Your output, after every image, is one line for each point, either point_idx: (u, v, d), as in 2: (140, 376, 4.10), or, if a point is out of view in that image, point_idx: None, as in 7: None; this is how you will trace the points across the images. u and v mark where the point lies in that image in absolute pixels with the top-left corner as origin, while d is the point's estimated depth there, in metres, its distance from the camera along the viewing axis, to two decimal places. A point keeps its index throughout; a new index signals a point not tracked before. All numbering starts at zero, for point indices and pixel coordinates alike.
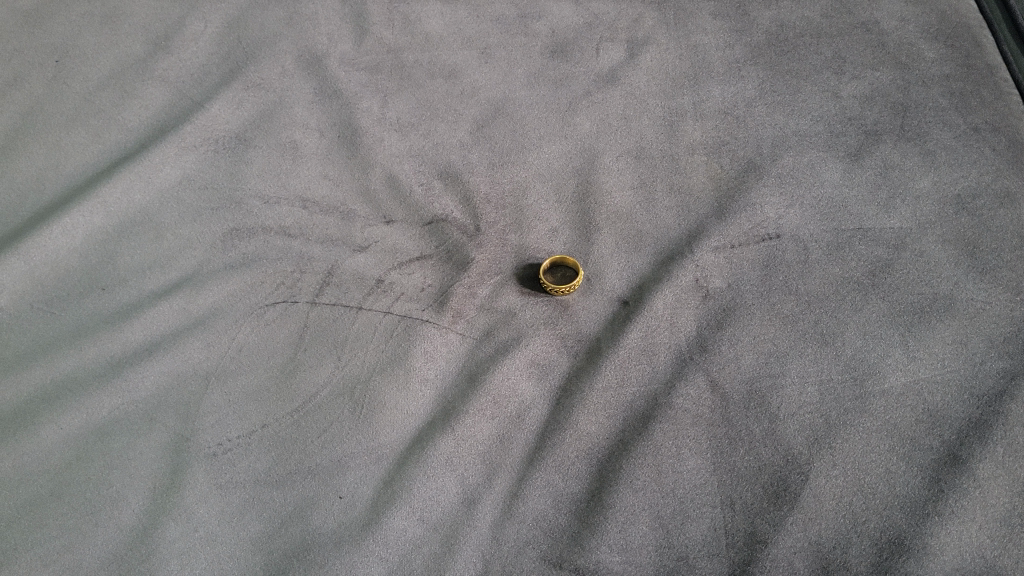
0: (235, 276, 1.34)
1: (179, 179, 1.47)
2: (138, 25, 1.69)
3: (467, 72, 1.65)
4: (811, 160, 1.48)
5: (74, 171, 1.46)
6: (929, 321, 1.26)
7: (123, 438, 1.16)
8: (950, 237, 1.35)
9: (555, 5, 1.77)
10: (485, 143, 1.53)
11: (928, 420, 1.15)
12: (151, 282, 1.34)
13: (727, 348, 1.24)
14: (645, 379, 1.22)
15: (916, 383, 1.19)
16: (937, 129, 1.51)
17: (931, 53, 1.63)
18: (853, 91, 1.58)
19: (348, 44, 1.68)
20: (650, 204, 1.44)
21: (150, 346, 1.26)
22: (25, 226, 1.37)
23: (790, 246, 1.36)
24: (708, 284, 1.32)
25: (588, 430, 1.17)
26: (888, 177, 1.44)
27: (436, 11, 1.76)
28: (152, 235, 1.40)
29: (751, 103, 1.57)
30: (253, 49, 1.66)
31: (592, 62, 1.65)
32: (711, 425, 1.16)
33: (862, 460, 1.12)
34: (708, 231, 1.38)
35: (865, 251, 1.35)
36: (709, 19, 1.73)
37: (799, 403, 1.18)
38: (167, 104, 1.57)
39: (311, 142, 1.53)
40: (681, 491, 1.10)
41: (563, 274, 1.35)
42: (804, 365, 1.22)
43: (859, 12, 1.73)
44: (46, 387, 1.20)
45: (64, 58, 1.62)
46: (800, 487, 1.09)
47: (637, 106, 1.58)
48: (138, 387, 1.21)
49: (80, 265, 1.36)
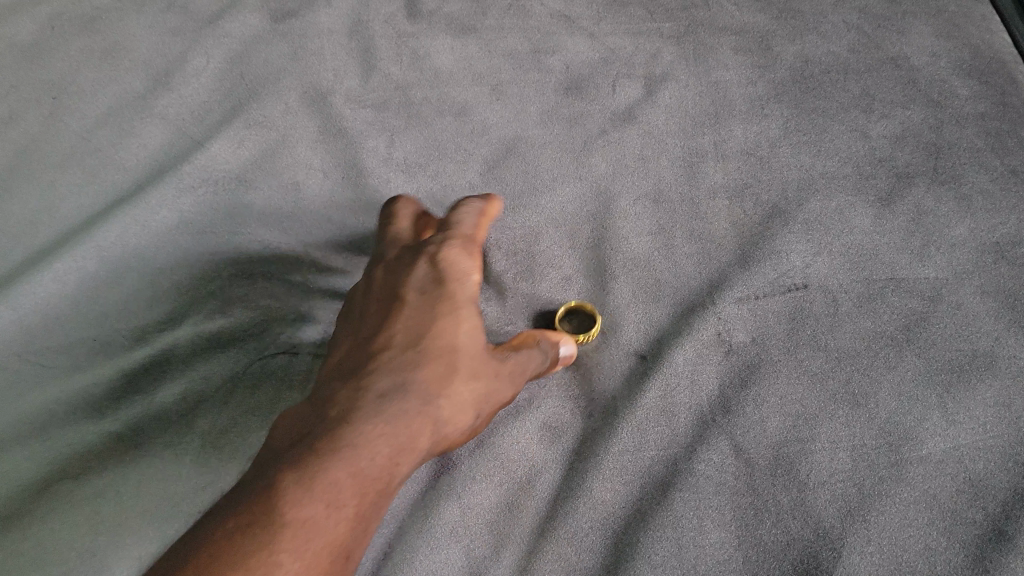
0: (231, 326, 1.29)
1: (177, 222, 1.40)
2: (139, 61, 1.62)
3: (477, 110, 1.59)
4: (840, 204, 1.40)
5: (70, 212, 1.40)
6: (968, 381, 1.18)
7: (111, 502, 1.11)
8: (989, 288, 1.27)
9: (569, 39, 1.70)
10: (496, 185, 1.47)
11: (970, 491, 1.08)
12: (145, 332, 1.29)
13: (752, 409, 1.17)
14: (663, 442, 1.14)
15: (956, 449, 1.11)
16: (973, 171, 1.43)
17: (965, 90, 1.55)
18: (882, 130, 1.50)
19: (355, 81, 1.62)
20: (669, 251, 1.36)
21: (141, 403, 1.21)
22: (15, 273, 1.31)
23: (818, 298, 1.28)
24: (732, 338, 1.24)
25: (603, 498, 1.10)
26: (922, 223, 1.36)
27: (446, 45, 1.69)
28: (149, 283, 1.34)
29: (775, 143, 1.50)
30: (256, 86, 1.60)
31: (608, 100, 1.59)
32: (735, 494, 1.09)
33: (900, 535, 1.04)
34: (731, 281, 1.31)
35: (899, 303, 1.26)
36: (730, 53, 1.66)
37: (828, 471, 1.10)
38: (166, 142, 1.51)
39: (314, 184, 1.48)
40: (702, 569, 1.02)
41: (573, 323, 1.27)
42: (835, 428, 1.14)
43: (887, 46, 1.65)
44: (34, 449, 1.15)
45: (62, 94, 1.56)
46: (832, 565, 1.02)
47: (656, 146, 1.51)
48: (130, 449, 1.16)
49: (72, 314, 1.29)
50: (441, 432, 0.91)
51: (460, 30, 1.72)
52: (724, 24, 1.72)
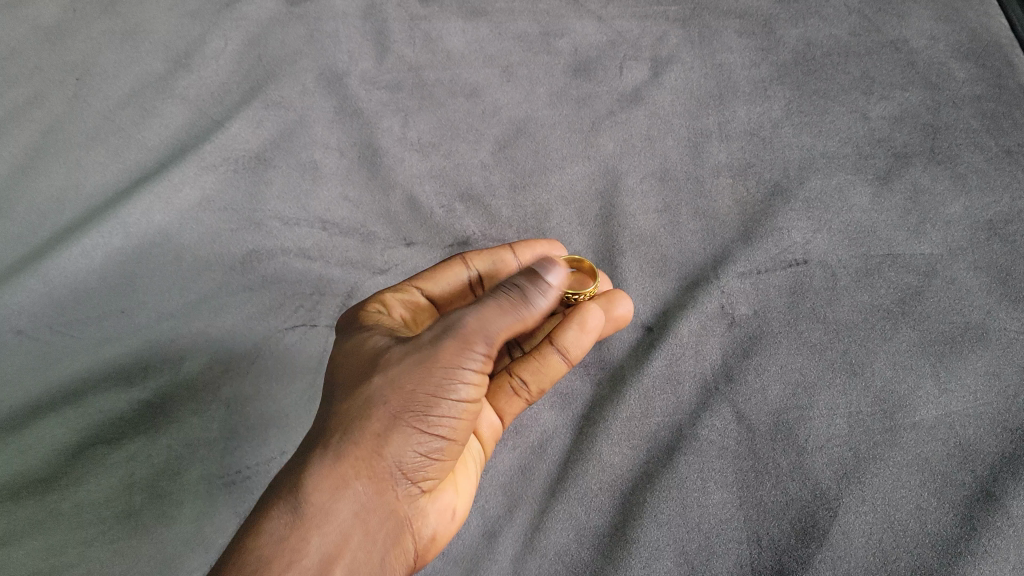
0: (255, 298, 1.37)
1: (200, 200, 1.46)
2: (157, 41, 1.65)
3: (488, 91, 1.63)
4: (839, 183, 1.45)
5: (95, 189, 1.45)
6: (960, 351, 1.23)
7: (145, 464, 1.18)
8: (982, 264, 1.32)
9: (578, 22, 1.73)
10: (506, 164, 1.53)
11: (960, 454, 1.13)
12: (170, 303, 1.35)
13: (753, 377, 1.22)
14: (669, 409, 1.20)
15: (947, 416, 1.17)
16: (968, 151, 1.47)
17: (962, 73, 1.60)
18: (882, 111, 1.55)
19: (369, 63, 1.66)
20: (674, 227, 1.43)
21: (170, 370, 1.27)
22: (44, 248, 1.36)
23: (817, 272, 1.33)
24: (734, 311, 1.30)
25: (611, 461, 1.16)
26: (918, 201, 1.41)
27: (457, 28, 1.73)
28: (173, 257, 1.40)
29: (778, 124, 1.55)
30: (274, 68, 1.63)
31: (615, 81, 1.64)
32: (737, 458, 1.14)
33: (893, 496, 1.10)
34: (734, 257, 1.37)
35: (895, 278, 1.32)
36: (735, 36, 1.69)
37: (826, 436, 1.16)
38: (187, 122, 1.56)
39: (331, 161, 1.53)
40: (706, 527, 1.08)
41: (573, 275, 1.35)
42: (833, 397, 1.20)
43: (887, 30, 1.67)
44: (67, 414, 1.21)
45: (84, 75, 1.59)
46: (828, 524, 1.07)
47: (662, 126, 1.56)
48: (159, 412, 1.23)
49: (100, 286, 1.35)
50: (347, 465, 0.90)
51: (471, 13, 1.75)
52: (729, 7, 1.74)
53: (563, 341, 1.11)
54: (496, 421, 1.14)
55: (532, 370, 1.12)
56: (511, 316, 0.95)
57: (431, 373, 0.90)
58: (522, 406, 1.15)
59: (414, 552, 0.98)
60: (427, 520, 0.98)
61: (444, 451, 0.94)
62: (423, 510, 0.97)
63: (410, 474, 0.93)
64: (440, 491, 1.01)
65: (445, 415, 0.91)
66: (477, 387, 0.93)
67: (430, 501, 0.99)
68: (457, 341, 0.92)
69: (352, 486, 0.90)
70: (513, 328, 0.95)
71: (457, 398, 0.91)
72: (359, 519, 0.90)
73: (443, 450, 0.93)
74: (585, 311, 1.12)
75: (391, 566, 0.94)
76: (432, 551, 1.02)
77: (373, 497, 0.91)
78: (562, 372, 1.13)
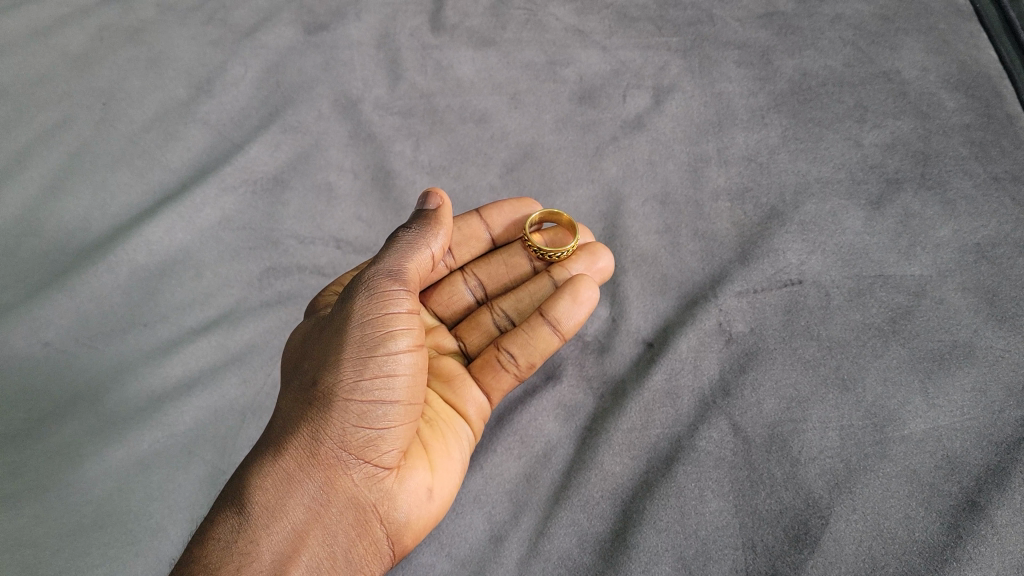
0: (273, 313, 1.44)
1: (220, 219, 1.52)
2: (180, 69, 1.72)
3: (497, 117, 1.71)
4: (833, 207, 1.51)
5: (121, 209, 1.52)
6: (948, 368, 1.28)
7: (164, 470, 1.23)
8: (970, 286, 1.37)
9: (583, 52, 1.80)
10: (514, 186, 1.61)
11: (946, 466, 1.17)
12: (190, 318, 1.41)
13: (749, 392, 1.28)
14: (669, 421, 1.26)
15: (935, 429, 1.21)
16: (957, 178, 1.53)
17: (952, 102, 1.65)
18: (874, 139, 1.61)
19: (382, 89, 1.73)
20: (675, 248, 1.50)
21: (188, 381, 1.33)
22: (71, 265, 1.42)
23: (812, 292, 1.39)
24: (731, 328, 1.36)
25: (612, 470, 1.22)
26: (908, 225, 1.47)
27: (468, 56, 1.80)
28: (193, 273, 1.46)
29: (774, 150, 1.61)
30: (291, 94, 1.71)
31: (618, 109, 1.71)
32: (732, 468, 1.20)
33: (883, 506, 1.14)
34: (731, 277, 1.43)
35: (886, 298, 1.37)
36: (732, 67, 1.76)
37: (818, 447, 1.21)
38: (209, 146, 1.62)
39: (345, 183, 1.61)
40: (702, 533, 1.13)
41: (551, 237, 1.47)
42: (826, 409, 1.25)
43: (880, 61, 1.74)
44: (90, 423, 1.26)
45: (110, 101, 1.66)
46: (820, 531, 1.12)
47: (663, 151, 1.63)
48: (177, 420, 1.28)
49: (124, 302, 1.40)
50: (288, 462, 1.00)
51: (480, 43, 1.82)
52: (729, 38, 1.81)
53: (556, 314, 1.24)
54: (482, 400, 1.23)
55: (521, 344, 1.24)
56: (415, 253, 1.11)
57: (359, 328, 1.01)
58: (511, 382, 1.25)
59: (390, 540, 1.03)
60: (399, 504, 1.03)
61: (394, 416, 1.01)
62: (393, 494, 1.03)
63: (361, 448, 1.00)
64: (413, 472, 1.07)
65: (380, 372, 1.00)
66: (410, 337, 1.03)
67: (399, 483, 1.04)
68: (373, 295, 1.04)
69: (299, 482, 0.98)
70: (417, 266, 1.11)
71: (393, 349, 1.01)
72: (313, 513, 0.98)
73: (392, 414, 1.01)
74: (576, 283, 1.26)
75: (360, 557, 1.00)
76: (415, 538, 1.06)
77: (323, 486, 0.99)
78: (554, 347, 1.25)
